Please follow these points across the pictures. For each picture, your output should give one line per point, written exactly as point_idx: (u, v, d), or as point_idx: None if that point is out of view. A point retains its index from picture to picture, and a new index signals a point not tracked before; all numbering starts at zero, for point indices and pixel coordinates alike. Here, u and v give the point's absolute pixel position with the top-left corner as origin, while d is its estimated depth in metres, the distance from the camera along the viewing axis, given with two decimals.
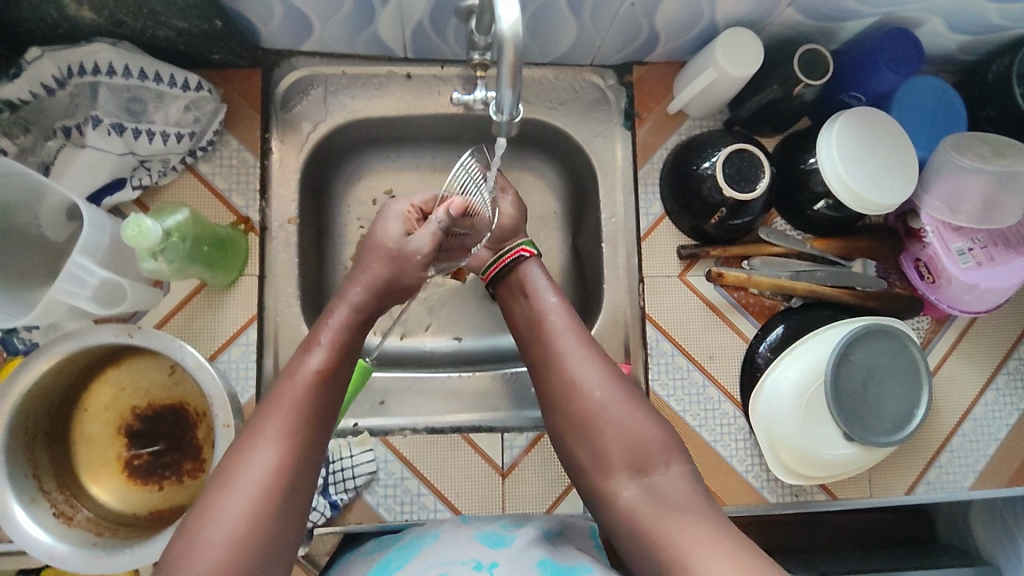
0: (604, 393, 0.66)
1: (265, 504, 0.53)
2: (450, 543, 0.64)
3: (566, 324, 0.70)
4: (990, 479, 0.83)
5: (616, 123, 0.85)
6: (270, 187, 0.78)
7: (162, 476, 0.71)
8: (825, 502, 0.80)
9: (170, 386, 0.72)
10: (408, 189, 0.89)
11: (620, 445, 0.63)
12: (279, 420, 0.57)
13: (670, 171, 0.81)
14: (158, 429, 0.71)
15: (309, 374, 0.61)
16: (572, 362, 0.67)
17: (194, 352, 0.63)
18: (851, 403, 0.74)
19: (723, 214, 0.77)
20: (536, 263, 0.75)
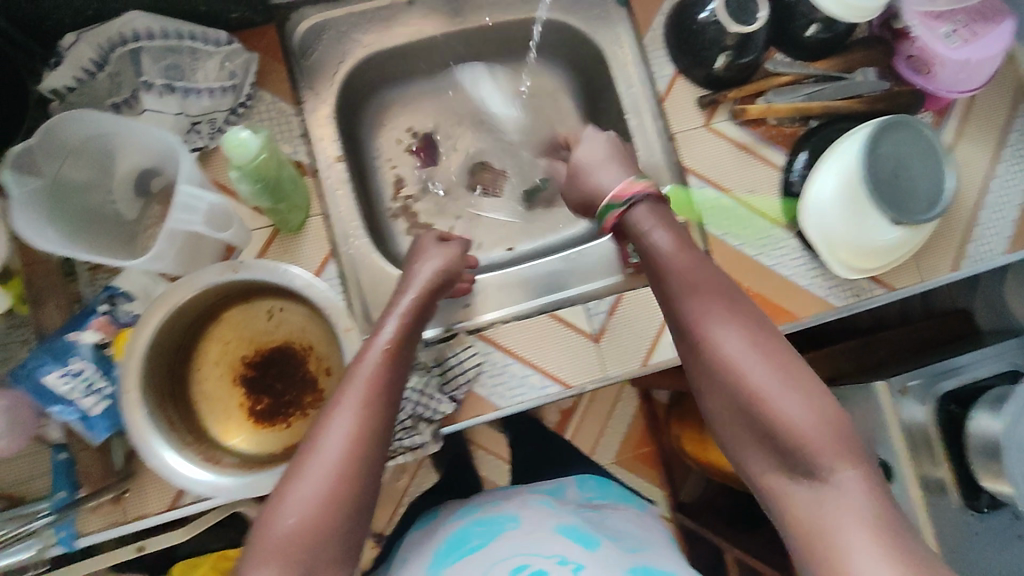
0: (757, 376, 0.56)
1: (341, 470, 0.54)
2: (535, 535, 0.82)
3: (700, 292, 0.62)
4: (1023, 240, 0.91)
5: (610, 3, 0.91)
6: (311, 131, 0.81)
7: (288, 412, 0.73)
8: (885, 294, 0.86)
9: (272, 329, 0.74)
10: (425, 124, 0.97)
11: (776, 431, 0.55)
12: (357, 388, 0.58)
13: (673, 33, 0.87)
14: (271, 371, 0.74)
15: (369, 375, 0.59)
16: (722, 350, 0.58)
17: (301, 271, 0.66)
18: (886, 191, 0.80)
19: (730, 55, 0.83)
20: (648, 211, 0.67)
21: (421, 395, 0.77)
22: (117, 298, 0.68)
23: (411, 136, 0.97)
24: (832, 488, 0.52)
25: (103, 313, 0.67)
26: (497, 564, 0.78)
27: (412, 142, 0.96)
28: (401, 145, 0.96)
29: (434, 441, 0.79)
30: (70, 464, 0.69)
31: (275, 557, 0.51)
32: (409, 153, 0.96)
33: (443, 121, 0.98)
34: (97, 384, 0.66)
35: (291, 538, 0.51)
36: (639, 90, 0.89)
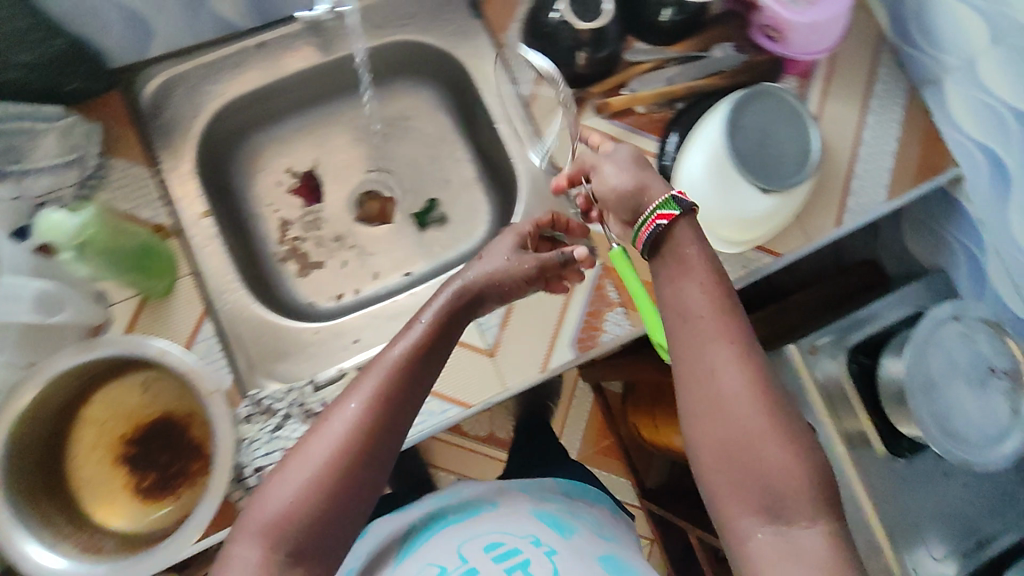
0: (745, 418, 0.57)
1: (337, 464, 0.56)
2: (508, 516, 0.80)
3: (719, 333, 0.60)
4: (900, 187, 0.93)
5: (466, 15, 0.89)
6: (172, 190, 0.80)
7: (175, 484, 0.71)
8: (773, 261, 0.87)
9: (149, 401, 0.72)
10: (301, 161, 0.96)
11: (757, 481, 0.56)
12: (371, 379, 0.61)
13: (530, 36, 0.87)
14: (155, 443, 0.72)
15: (363, 394, 0.60)
16: (717, 368, 0.59)
17: (157, 340, 0.64)
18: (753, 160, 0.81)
19: (587, 50, 0.83)
20: (691, 229, 0.65)
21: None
22: None
23: (290, 175, 0.95)
24: (802, 532, 0.55)
25: None
26: (467, 539, 0.76)
27: (292, 180, 0.95)
28: (281, 186, 0.95)
29: None
30: None
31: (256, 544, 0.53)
32: (291, 193, 0.95)
33: (322, 156, 0.97)
34: None
35: (278, 523, 0.54)
36: (505, 97, 0.89)
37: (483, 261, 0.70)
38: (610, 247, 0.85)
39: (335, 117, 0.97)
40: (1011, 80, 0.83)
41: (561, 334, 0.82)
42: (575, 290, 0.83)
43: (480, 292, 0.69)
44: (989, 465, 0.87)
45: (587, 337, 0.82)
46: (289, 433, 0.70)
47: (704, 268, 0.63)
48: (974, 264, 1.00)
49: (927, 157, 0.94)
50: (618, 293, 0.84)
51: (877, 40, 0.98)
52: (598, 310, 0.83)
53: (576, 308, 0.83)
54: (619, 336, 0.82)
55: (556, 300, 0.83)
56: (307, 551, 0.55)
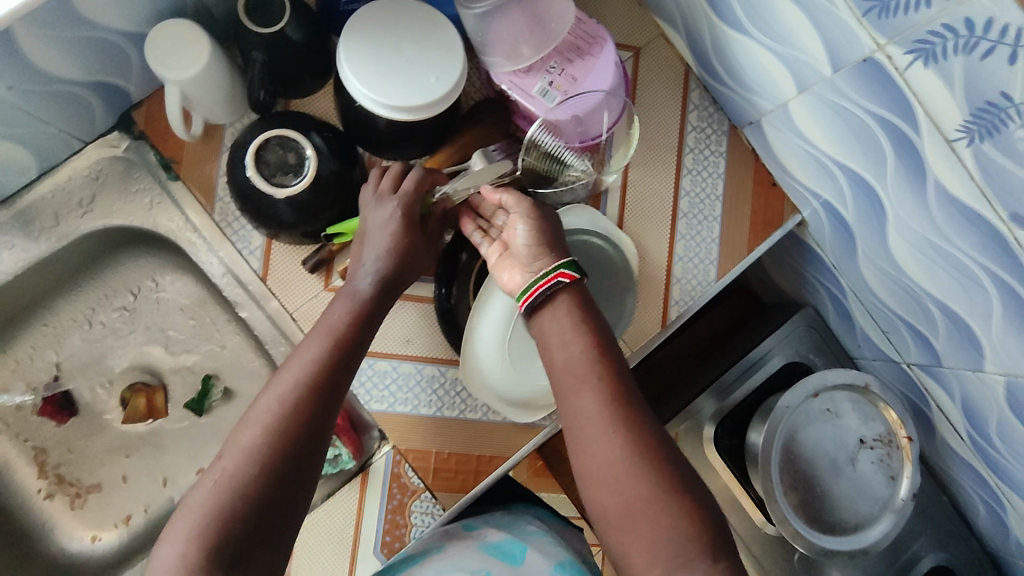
0: (601, 462, 0.55)
1: (275, 447, 0.53)
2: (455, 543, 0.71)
3: (598, 383, 0.57)
4: (732, 255, 0.80)
5: (159, 179, 0.71)
6: None
7: None
8: None
9: None
10: (42, 375, 0.81)
11: (650, 522, 0.52)
12: (292, 373, 0.56)
13: (236, 195, 0.68)
14: None
15: (311, 361, 0.57)
16: (588, 419, 0.56)
17: None
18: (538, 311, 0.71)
19: (306, 211, 0.67)
20: (570, 299, 0.61)
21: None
22: None
23: (32, 394, 0.81)
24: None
25: None
26: None
27: (35, 401, 0.81)
28: (24, 412, 0.81)
29: None
30: None
31: (175, 546, 0.49)
32: (38, 416, 0.81)
33: (63, 362, 0.81)
34: None
35: (202, 529, 0.50)
36: (237, 269, 0.72)
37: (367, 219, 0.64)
38: (400, 426, 0.72)
39: (63, 312, 0.81)
40: (830, 133, 0.68)
41: (363, 543, 0.72)
42: (369, 488, 0.73)
43: (392, 274, 0.63)
44: (867, 549, 0.79)
45: (395, 538, 0.72)
46: None
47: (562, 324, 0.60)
48: (840, 303, 0.88)
49: (759, 213, 0.80)
50: (420, 477, 0.73)
51: (684, 74, 0.80)
52: (399, 505, 0.73)
53: (375, 509, 0.73)
54: (431, 529, 0.72)
55: (349, 504, 0.73)
56: (246, 562, 0.50)
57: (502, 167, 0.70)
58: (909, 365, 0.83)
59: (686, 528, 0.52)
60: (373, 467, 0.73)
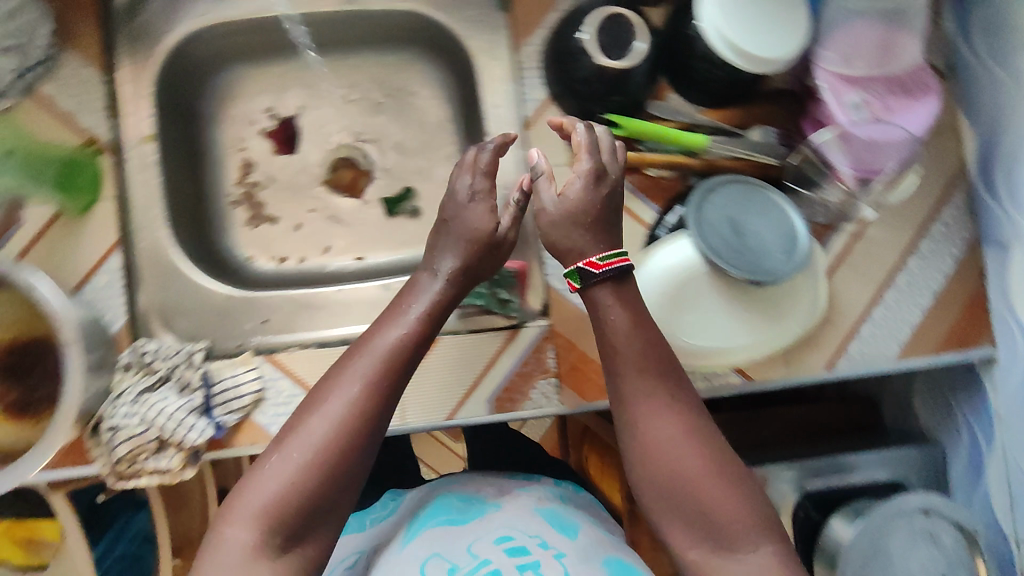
0: (659, 433, 0.58)
1: (346, 434, 0.55)
2: (515, 513, 0.73)
3: (642, 372, 0.60)
4: (918, 347, 0.79)
5: (488, 6, 0.79)
6: (121, 102, 0.74)
7: (29, 409, 0.67)
8: (742, 385, 0.76)
9: (29, 321, 0.67)
10: (287, 106, 0.89)
11: (698, 501, 0.55)
12: (371, 362, 0.58)
13: (553, 52, 0.76)
14: (19, 368, 0.68)
15: (390, 347, 0.59)
16: (648, 404, 0.59)
17: (38, 276, 0.61)
18: (734, 254, 0.70)
19: (602, 91, 0.72)
20: (607, 293, 0.62)
21: (175, 415, 0.66)
22: None
23: (268, 118, 0.89)
24: (742, 558, 0.54)
25: None
26: (479, 538, 0.68)
27: (268, 124, 0.88)
28: (255, 128, 0.88)
29: (188, 469, 0.66)
30: None
31: (253, 517, 0.51)
32: (264, 137, 0.88)
33: (306, 109, 0.89)
34: None
35: (271, 509, 0.52)
36: (505, 109, 0.78)
37: (461, 226, 0.67)
38: (568, 312, 0.76)
39: (332, 70, 0.89)
40: None
41: (481, 387, 0.74)
42: (510, 346, 0.75)
43: (468, 267, 0.66)
44: None
45: (509, 399, 0.75)
46: (154, 398, 0.66)
47: (602, 317, 0.62)
48: (977, 455, 0.86)
49: (963, 329, 0.79)
50: (557, 363, 0.76)
51: (960, 171, 0.82)
52: (527, 374, 0.75)
53: (505, 366, 0.75)
54: (543, 409, 0.74)
55: (487, 348, 0.76)
56: (308, 534, 0.53)
57: (773, 150, 0.76)
58: (1018, 544, 0.81)
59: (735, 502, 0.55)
60: (524, 331, 0.76)
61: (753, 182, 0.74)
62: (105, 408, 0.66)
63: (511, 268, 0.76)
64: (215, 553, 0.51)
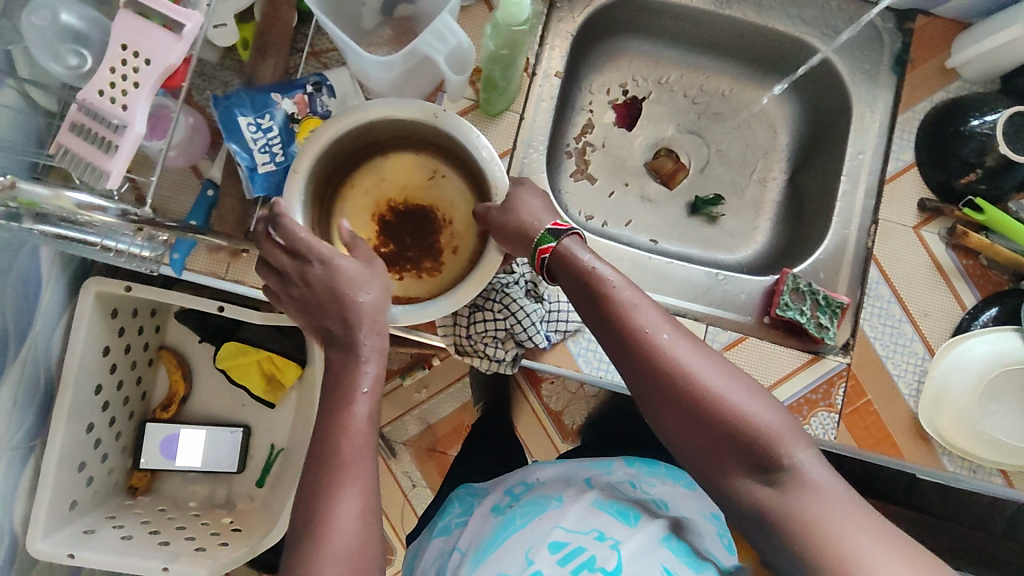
0: (679, 352, 0.56)
1: (361, 546, 0.52)
2: (572, 506, 0.70)
3: (618, 291, 0.60)
4: None
5: (884, 66, 0.85)
6: (548, 36, 0.82)
7: (404, 265, 0.76)
8: (1003, 487, 0.78)
9: (425, 188, 0.76)
10: (642, 86, 0.96)
11: (717, 430, 0.54)
12: (347, 444, 0.55)
13: (933, 125, 0.81)
14: (405, 225, 0.76)
15: (348, 430, 0.56)
16: (644, 323, 0.58)
17: (489, 146, 0.67)
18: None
19: (978, 176, 0.78)
20: (579, 242, 0.64)
21: (524, 319, 0.76)
22: (323, 87, 0.70)
23: (621, 92, 0.96)
24: (809, 494, 0.51)
25: (307, 92, 0.69)
26: (534, 542, 0.66)
27: (619, 97, 0.96)
28: (608, 96, 0.95)
29: (511, 366, 0.79)
30: (212, 202, 0.71)
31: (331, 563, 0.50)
32: (612, 107, 0.96)
33: (657, 95, 0.96)
34: (274, 149, 0.67)
35: None
36: (867, 159, 0.83)
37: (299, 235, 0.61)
38: (868, 359, 0.78)
39: (694, 71, 0.96)
40: None
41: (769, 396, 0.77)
42: (808, 368, 0.78)
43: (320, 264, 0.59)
44: None
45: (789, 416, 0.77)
46: (512, 297, 0.77)
47: (579, 263, 0.62)
48: None
49: None
50: (842, 400, 0.78)
51: None
52: (812, 401, 0.78)
53: (797, 386, 0.78)
54: (818, 437, 0.77)
55: (786, 363, 0.78)
56: None
57: None
58: None
59: (785, 428, 0.54)
60: (824, 360, 0.78)
61: None
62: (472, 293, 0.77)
63: (842, 300, 0.77)
64: None
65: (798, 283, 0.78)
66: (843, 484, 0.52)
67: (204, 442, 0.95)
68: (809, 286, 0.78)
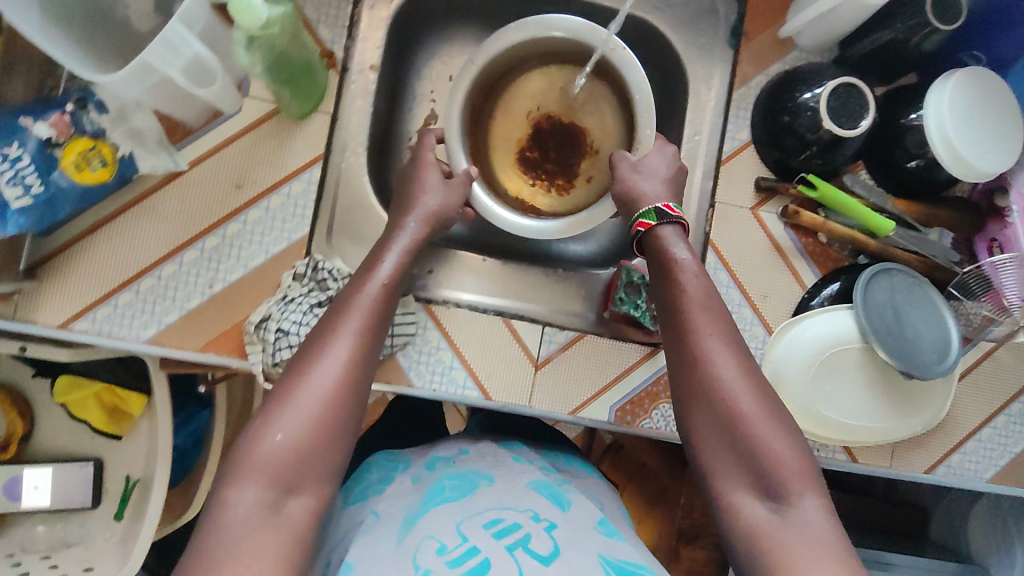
0: (724, 359, 0.62)
1: (308, 459, 0.54)
2: (506, 488, 0.62)
3: (692, 292, 0.66)
4: (1010, 477, 0.82)
5: (720, 39, 0.81)
6: (359, 28, 0.76)
7: (542, 177, 0.91)
8: (845, 463, 0.79)
9: (566, 111, 0.91)
10: None
11: (736, 444, 0.59)
12: (309, 401, 0.55)
13: (770, 98, 0.78)
14: (550, 141, 0.91)
15: (314, 387, 0.56)
16: (704, 332, 0.64)
17: (627, 55, 0.76)
18: (892, 342, 0.74)
19: (813, 152, 0.75)
20: (675, 233, 0.70)
21: None
22: (89, 103, 0.64)
23: None
24: (803, 528, 0.55)
25: (66, 112, 0.63)
26: (464, 520, 0.57)
27: None
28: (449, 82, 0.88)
29: None
30: None
31: (258, 477, 0.52)
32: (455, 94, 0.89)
33: None
34: (27, 180, 0.61)
35: (278, 469, 0.53)
36: (704, 140, 0.81)
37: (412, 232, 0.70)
38: None
39: None
40: None
41: (609, 393, 0.77)
42: (645, 362, 0.77)
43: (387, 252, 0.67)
44: None
45: (630, 412, 0.77)
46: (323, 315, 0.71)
47: (666, 252, 0.68)
48: None
49: None
50: None
51: None
52: (654, 394, 0.77)
53: (636, 380, 0.77)
54: (660, 431, 0.76)
55: (626, 358, 0.77)
56: (304, 488, 0.54)
57: (945, 253, 0.78)
58: None
59: (798, 460, 0.58)
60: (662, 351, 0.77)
61: (922, 288, 0.77)
62: (276, 313, 0.69)
63: None
64: (220, 515, 0.51)
65: (632, 276, 0.77)
66: (838, 532, 0.55)
67: (52, 480, 0.89)
68: (643, 278, 0.77)
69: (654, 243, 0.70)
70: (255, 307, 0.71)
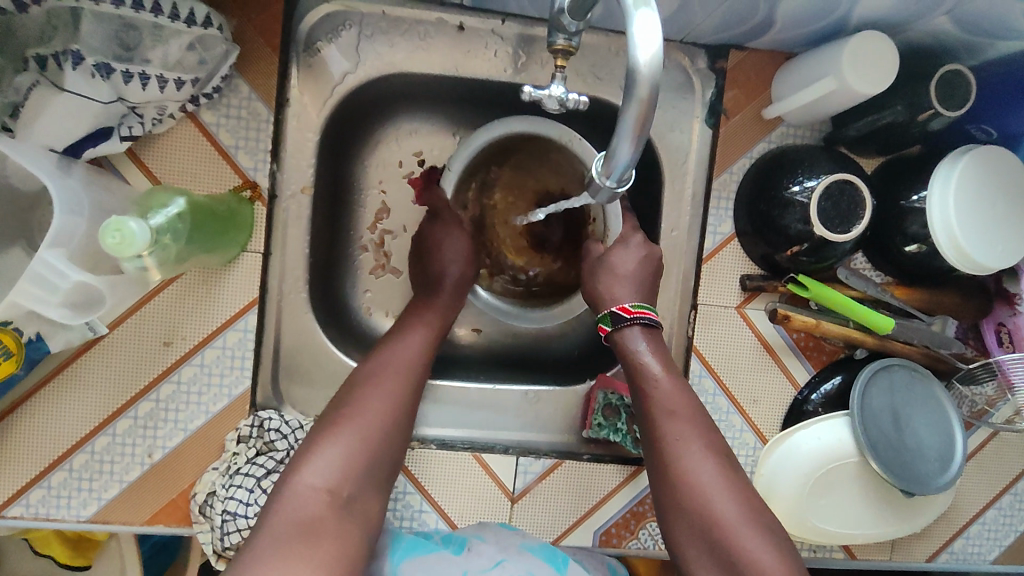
0: (699, 462, 0.58)
1: (364, 456, 0.55)
2: (501, 544, 0.63)
3: (661, 393, 0.62)
4: (1014, 555, 0.79)
5: (697, 117, 0.72)
6: (287, 145, 0.67)
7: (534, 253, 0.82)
8: (843, 562, 0.76)
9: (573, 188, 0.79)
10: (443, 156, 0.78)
11: (720, 558, 0.54)
12: (382, 394, 0.59)
13: (754, 188, 0.69)
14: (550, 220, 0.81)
15: (380, 401, 0.59)
16: (678, 438, 0.60)
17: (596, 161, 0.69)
18: (890, 455, 0.69)
19: (802, 249, 0.66)
20: (637, 334, 0.66)
21: None
22: None
23: (416, 162, 0.78)
24: None
25: None
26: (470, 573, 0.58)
27: (415, 170, 0.78)
28: (400, 170, 0.78)
29: None
30: None
31: (319, 476, 0.53)
32: (407, 182, 0.78)
33: None
34: None
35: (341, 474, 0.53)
36: (681, 237, 0.74)
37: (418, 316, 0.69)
38: None
39: None
40: None
41: (592, 518, 0.72)
42: (629, 483, 0.73)
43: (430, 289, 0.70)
44: None
45: (616, 534, 0.72)
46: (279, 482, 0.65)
47: (631, 353, 0.65)
48: None
49: None
50: None
51: None
52: (640, 514, 0.72)
53: (619, 503, 0.72)
54: (649, 551, 0.72)
55: (609, 479, 0.73)
56: (361, 498, 0.54)
57: (948, 344, 0.72)
58: None
59: (783, 569, 0.52)
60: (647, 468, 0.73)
61: (925, 387, 0.71)
62: (220, 489, 0.63)
63: None
64: (279, 504, 0.50)
65: (610, 399, 0.73)
66: None
67: None
68: (621, 399, 0.73)
69: (621, 345, 0.67)
70: (201, 471, 0.66)
